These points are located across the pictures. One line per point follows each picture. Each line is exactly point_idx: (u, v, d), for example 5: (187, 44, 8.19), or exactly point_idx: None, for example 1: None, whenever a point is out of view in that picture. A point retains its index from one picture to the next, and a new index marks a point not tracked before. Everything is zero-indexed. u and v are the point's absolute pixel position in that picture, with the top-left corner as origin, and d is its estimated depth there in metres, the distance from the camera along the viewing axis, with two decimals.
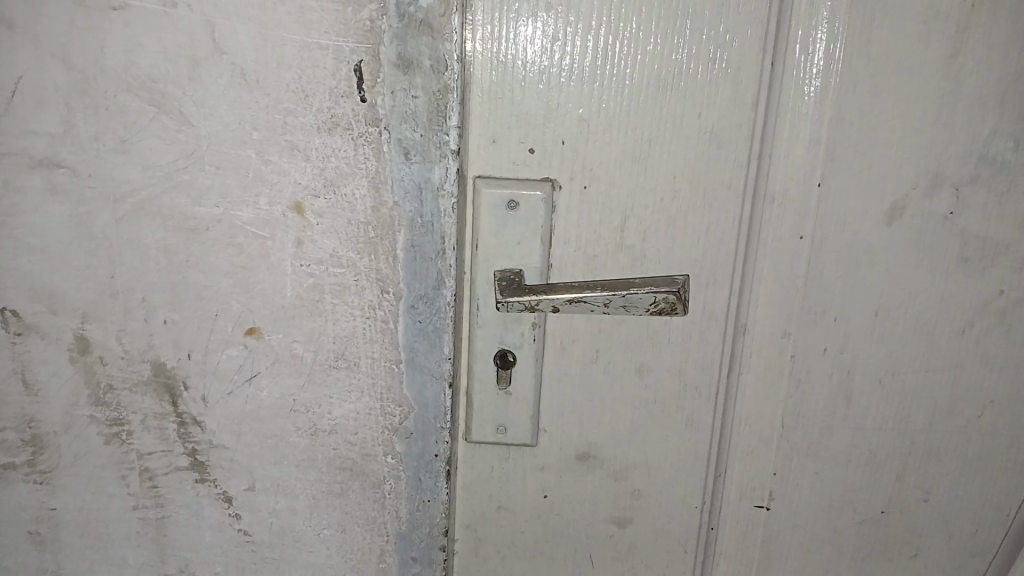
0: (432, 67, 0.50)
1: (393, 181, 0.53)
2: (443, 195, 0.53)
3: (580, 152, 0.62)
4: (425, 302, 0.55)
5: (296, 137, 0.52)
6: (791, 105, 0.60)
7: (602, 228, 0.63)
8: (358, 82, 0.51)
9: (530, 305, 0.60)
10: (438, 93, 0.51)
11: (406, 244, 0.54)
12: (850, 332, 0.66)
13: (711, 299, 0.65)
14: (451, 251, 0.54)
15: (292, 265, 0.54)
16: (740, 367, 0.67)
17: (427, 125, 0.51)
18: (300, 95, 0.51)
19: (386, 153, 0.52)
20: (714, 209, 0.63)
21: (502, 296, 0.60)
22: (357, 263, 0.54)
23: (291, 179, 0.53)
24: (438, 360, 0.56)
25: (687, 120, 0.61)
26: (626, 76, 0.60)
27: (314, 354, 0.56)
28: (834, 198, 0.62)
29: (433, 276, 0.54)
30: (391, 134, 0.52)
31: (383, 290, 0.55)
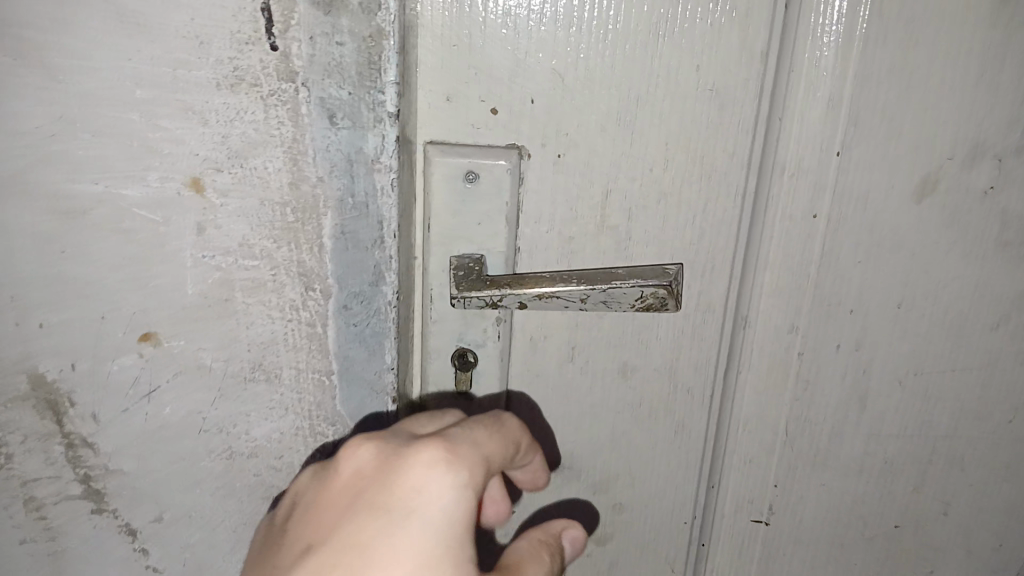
0: (359, 7, 0.40)
1: (316, 153, 0.42)
2: (378, 168, 0.43)
3: (553, 113, 0.51)
4: (359, 300, 0.45)
5: (190, 96, 0.41)
6: (808, 56, 0.50)
7: (581, 205, 0.53)
8: (267, 25, 0.40)
9: (494, 301, 0.52)
10: (368, 40, 0.41)
11: (335, 232, 0.44)
12: (869, 327, 0.56)
13: (707, 288, 0.55)
14: (391, 239, 0.44)
15: (192, 257, 0.43)
16: (740, 367, 0.57)
17: (357, 82, 0.42)
18: (193, 41, 0.40)
19: (306, 117, 0.41)
20: (713, 183, 0.53)
21: (458, 291, 0.52)
22: (275, 255, 0.44)
23: (187, 149, 0.41)
24: (377, 370, 0.47)
25: (683, 75, 0.50)
26: (609, 20, 0.49)
27: (226, 364, 0.46)
28: (856, 170, 0.52)
29: (370, 270, 0.44)
30: (311, 93, 0.41)
31: (307, 288, 0.44)
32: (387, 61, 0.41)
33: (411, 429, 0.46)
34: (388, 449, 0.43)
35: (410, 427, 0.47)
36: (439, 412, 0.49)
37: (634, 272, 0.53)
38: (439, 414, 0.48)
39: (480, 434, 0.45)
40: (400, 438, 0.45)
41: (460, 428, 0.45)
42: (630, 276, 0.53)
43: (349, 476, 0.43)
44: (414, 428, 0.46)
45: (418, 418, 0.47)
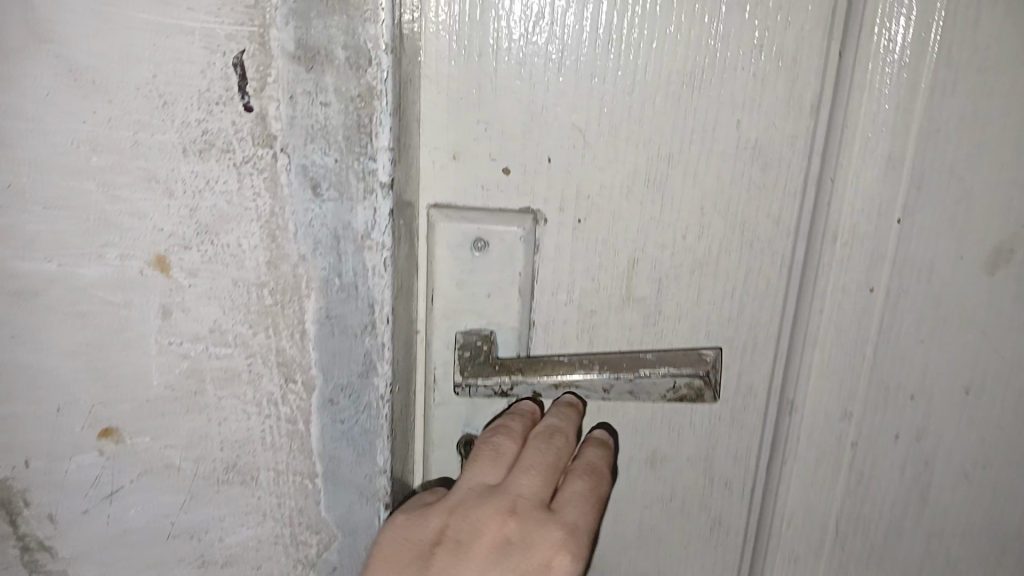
0: (347, 61, 0.34)
1: (298, 227, 0.36)
2: (369, 246, 0.36)
3: (572, 174, 0.45)
4: (348, 395, 0.39)
5: (153, 164, 0.35)
6: (865, 108, 0.43)
7: (604, 275, 0.47)
8: (241, 83, 0.35)
9: (503, 388, 0.46)
10: (357, 100, 0.34)
11: (319, 315, 0.38)
12: (932, 413, 0.49)
13: (747, 368, 0.49)
14: (383, 325, 0.38)
15: (156, 343, 0.38)
16: (784, 458, 0.50)
17: (344, 147, 0.35)
18: (156, 101, 0.35)
19: (285, 186, 0.36)
20: (755, 251, 0.46)
21: (463, 377, 0.46)
22: (250, 342, 0.38)
23: (149, 223, 0.36)
24: (368, 475, 0.40)
25: (721, 131, 0.44)
26: (637, 71, 0.43)
27: (196, 464, 0.40)
28: (918, 239, 0.46)
29: (360, 359, 0.38)
30: (292, 159, 0.35)
31: (289, 378, 0.39)
32: (379, 124, 0.35)
33: (536, 478, 0.42)
34: (522, 518, 0.41)
35: (527, 463, 0.43)
36: (550, 426, 0.44)
37: (670, 356, 0.47)
38: (551, 439, 0.43)
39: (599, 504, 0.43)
40: (527, 495, 0.42)
41: (580, 493, 0.43)
42: (663, 363, 0.47)
43: (475, 526, 0.41)
44: (535, 469, 0.43)
45: (532, 448, 0.43)
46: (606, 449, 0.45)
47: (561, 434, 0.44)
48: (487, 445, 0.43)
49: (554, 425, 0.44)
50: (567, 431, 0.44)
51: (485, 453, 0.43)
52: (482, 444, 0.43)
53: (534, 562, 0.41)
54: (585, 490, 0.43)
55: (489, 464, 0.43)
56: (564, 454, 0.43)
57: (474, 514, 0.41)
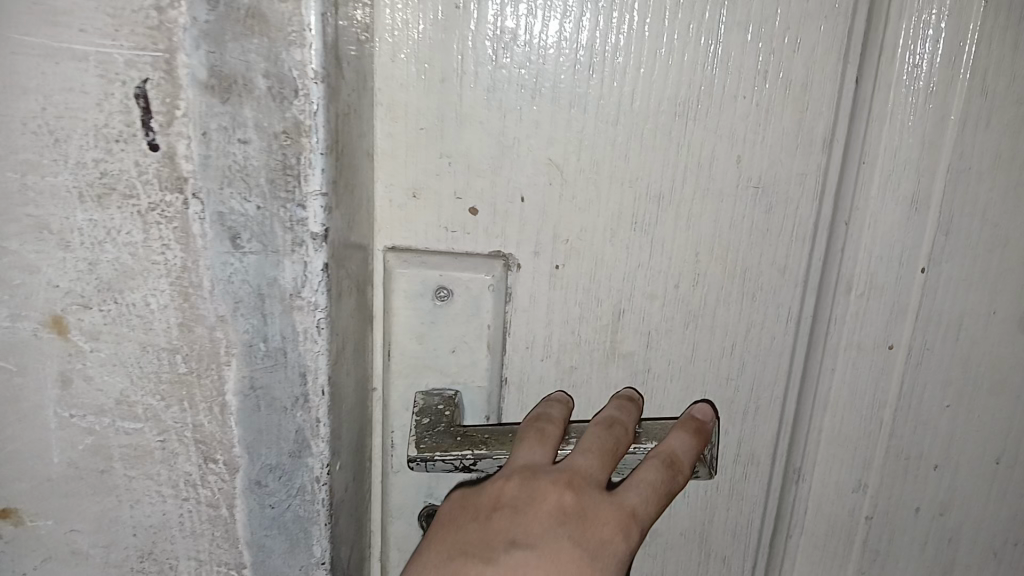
0: (270, 92, 0.29)
1: (216, 284, 0.32)
2: (299, 307, 0.33)
3: (548, 215, 0.40)
4: (277, 476, 0.36)
5: (44, 211, 0.32)
6: (884, 143, 0.37)
7: (585, 326, 0.41)
8: (146, 118, 0.30)
9: (465, 464, 0.38)
10: (282, 137, 0.30)
11: (243, 384, 0.34)
12: (958, 487, 0.43)
13: (749, 435, 0.43)
14: (318, 397, 0.34)
15: (57, 418, 0.35)
16: (790, 531, 0.45)
17: (268, 192, 0.31)
18: (46, 139, 0.31)
19: (198, 237, 0.32)
20: (758, 303, 0.41)
21: (421, 451, 0.37)
22: (163, 417, 0.35)
23: (42, 280, 0.33)
24: (304, 565, 0.37)
25: (720, 169, 0.39)
26: (621, 98, 0.37)
27: (106, 551, 0.38)
28: (943, 291, 0.40)
29: (292, 433, 0.35)
30: (207, 202, 0.31)
31: (207, 460, 0.36)
32: (309, 165, 0.31)
33: (595, 456, 0.37)
34: (579, 491, 0.36)
35: (584, 441, 0.38)
36: (607, 416, 0.39)
37: (656, 429, 0.40)
38: (612, 427, 0.38)
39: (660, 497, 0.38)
40: (586, 474, 0.36)
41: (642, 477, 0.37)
42: (652, 439, 0.40)
43: (534, 496, 0.35)
44: (593, 445, 0.37)
45: (589, 432, 0.38)
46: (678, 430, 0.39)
47: (620, 425, 0.39)
48: (535, 427, 0.39)
49: (613, 416, 0.39)
50: (627, 423, 0.39)
51: (530, 434, 0.38)
52: (527, 428, 0.39)
53: (592, 541, 0.35)
54: (649, 478, 0.37)
55: (536, 443, 0.38)
56: (625, 444, 0.38)
57: (529, 480, 0.36)
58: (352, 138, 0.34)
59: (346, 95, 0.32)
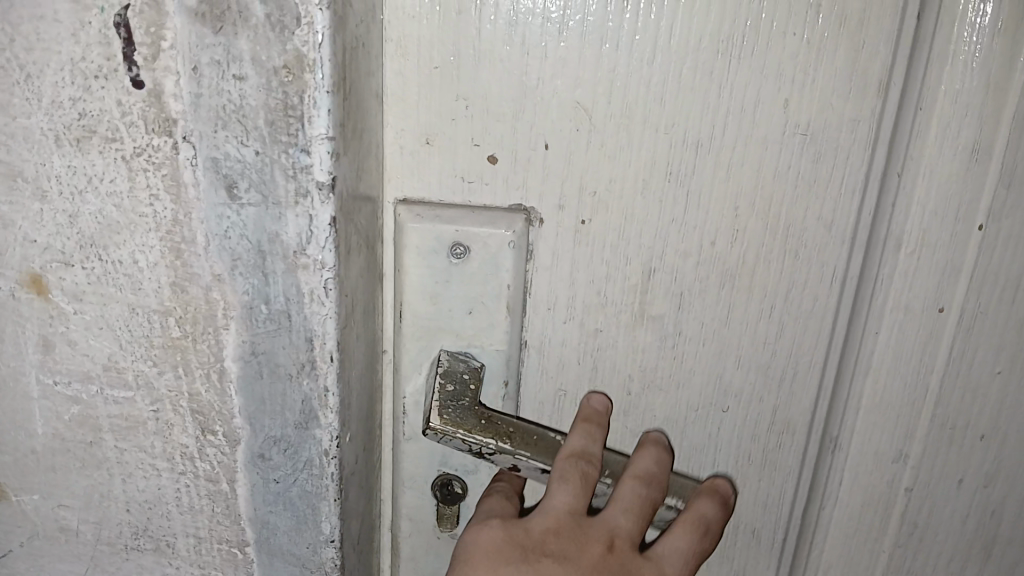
0: (268, 20, 0.26)
1: (212, 240, 0.30)
2: (303, 266, 0.30)
3: (574, 164, 0.36)
4: (283, 449, 0.33)
5: (20, 158, 0.30)
6: (941, 89, 0.34)
7: (612, 287, 0.38)
8: (126, 49, 0.28)
9: (481, 451, 0.36)
10: (282, 72, 0.27)
11: (244, 350, 0.32)
12: (1003, 461, 0.41)
13: (782, 402, 0.41)
14: (325, 365, 0.31)
15: (41, 384, 0.34)
16: (823, 502, 0.42)
17: (267, 136, 0.28)
18: (15, 74, 0.29)
19: (190, 187, 0.29)
20: (799, 262, 0.38)
21: (439, 423, 0.36)
22: (155, 386, 0.34)
23: (19, 235, 0.31)
24: (312, 544, 0.35)
25: (764, 115, 0.35)
26: (658, 36, 0.34)
27: (98, 526, 0.38)
28: (1004, 251, 0.37)
29: (298, 403, 0.32)
30: (200, 145, 0.28)
31: (203, 432, 0.34)
32: (314, 105, 0.27)
33: (635, 518, 0.37)
34: (620, 552, 0.36)
35: (623, 498, 0.37)
36: (645, 469, 0.38)
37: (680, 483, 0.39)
38: (651, 484, 0.37)
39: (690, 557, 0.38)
40: (626, 536, 0.36)
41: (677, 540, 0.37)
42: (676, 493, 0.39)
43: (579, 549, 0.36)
44: (633, 502, 0.37)
45: (627, 489, 0.37)
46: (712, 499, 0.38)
47: (659, 484, 0.37)
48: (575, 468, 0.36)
49: (652, 472, 0.38)
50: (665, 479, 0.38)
51: (572, 477, 0.36)
52: (569, 468, 0.36)
53: None
54: (686, 545, 0.37)
55: (580, 491, 0.36)
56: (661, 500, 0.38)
57: (575, 531, 0.36)
58: (361, 76, 0.30)
59: (354, 26, 0.29)
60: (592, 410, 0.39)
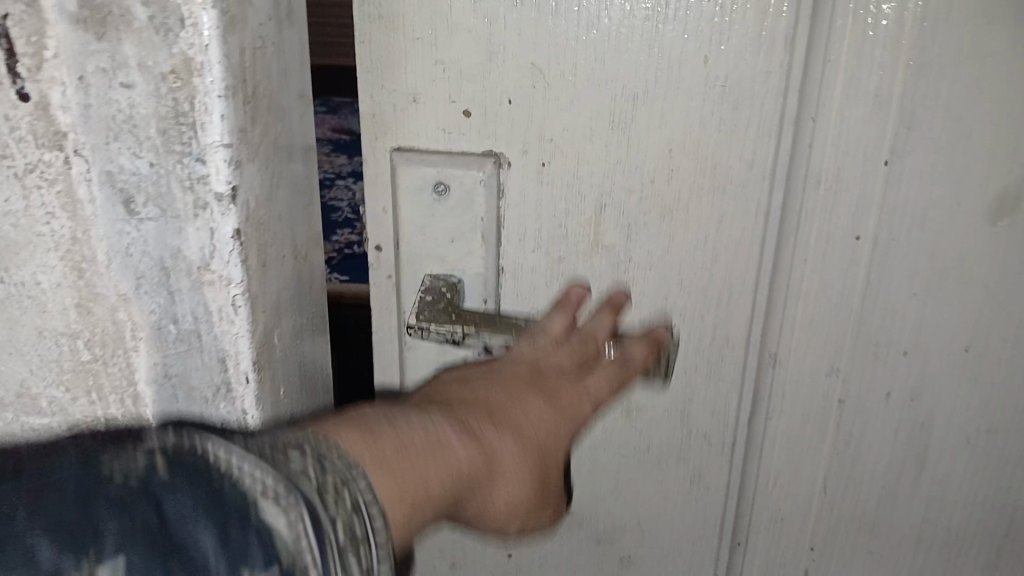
0: (152, 24, 0.34)
1: (112, 258, 0.40)
2: (207, 280, 0.39)
3: (535, 115, 0.44)
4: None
5: None
6: (843, 45, 0.40)
7: (571, 220, 0.46)
8: (12, 62, 0.36)
9: (456, 337, 0.45)
10: (172, 76, 0.34)
11: (157, 372, 0.42)
12: (927, 375, 0.46)
13: (724, 320, 0.46)
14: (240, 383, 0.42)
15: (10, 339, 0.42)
16: (766, 411, 0.48)
17: (160, 146, 0.36)
18: None
19: (86, 202, 0.38)
20: (728, 196, 0.44)
21: (417, 321, 0.45)
22: (67, 409, 0.44)
23: None
24: None
25: (689, 70, 0.41)
26: (595, 6, 0.41)
27: None
28: (908, 183, 0.42)
29: (229, 415, 0.43)
30: (94, 161, 0.37)
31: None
32: (205, 106, 0.35)
33: (562, 354, 0.45)
34: (546, 379, 0.44)
35: (554, 352, 0.45)
36: (568, 321, 0.46)
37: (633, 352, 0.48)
38: (584, 342, 0.45)
39: (615, 389, 0.46)
40: (550, 369, 0.45)
41: (603, 376, 0.46)
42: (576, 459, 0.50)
43: (503, 377, 0.44)
44: (568, 349, 0.45)
45: (560, 346, 0.45)
46: (656, 345, 0.46)
47: (592, 339, 0.46)
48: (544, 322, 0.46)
49: (587, 333, 0.46)
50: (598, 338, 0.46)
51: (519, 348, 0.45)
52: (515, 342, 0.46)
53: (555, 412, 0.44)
54: (610, 375, 0.46)
55: (524, 364, 0.45)
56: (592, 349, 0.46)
57: (502, 367, 0.44)
58: (273, 78, 0.39)
59: (254, 26, 0.36)
60: (571, 296, 0.46)
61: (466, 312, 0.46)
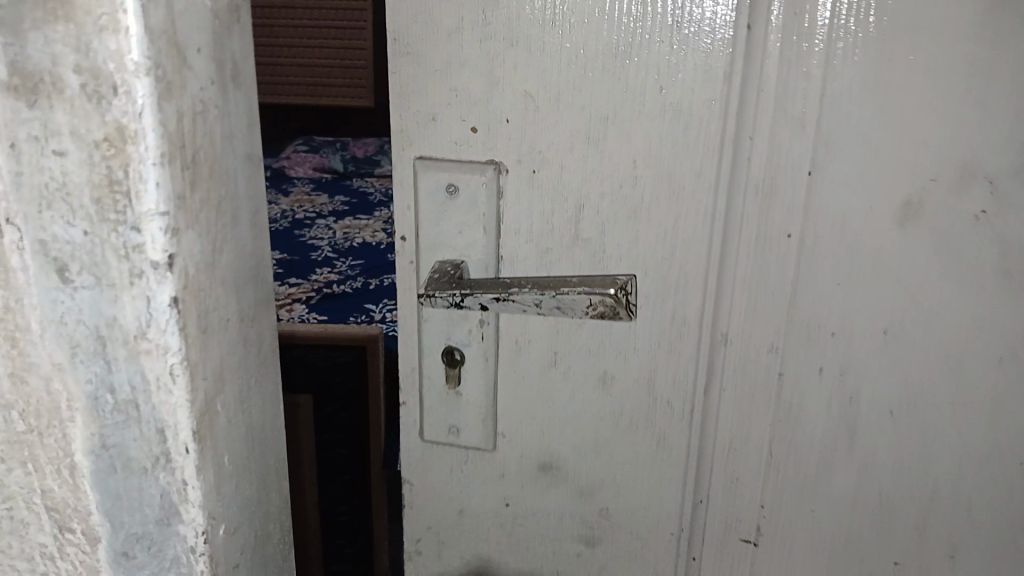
0: (82, 90, 0.34)
1: (45, 327, 0.38)
2: (143, 349, 0.38)
3: (527, 131, 0.54)
4: (143, 547, 0.42)
5: None
6: (772, 78, 0.50)
7: (556, 218, 0.56)
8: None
9: (456, 301, 0.54)
10: (104, 145, 0.35)
11: (93, 445, 0.40)
12: (854, 353, 0.54)
13: (681, 304, 0.56)
14: (179, 457, 0.40)
15: None
16: (719, 382, 0.58)
17: (94, 215, 0.36)
18: None
19: (18, 271, 0.38)
20: (682, 200, 0.53)
21: (426, 290, 0.55)
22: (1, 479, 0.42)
23: None
24: None
25: (649, 97, 0.51)
26: (574, 46, 0.51)
27: None
28: (829, 191, 0.51)
29: (156, 497, 0.41)
30: (26, 229, 0.37)
31: (61, 530, 0.42)
32: (140, 178, 0.35)
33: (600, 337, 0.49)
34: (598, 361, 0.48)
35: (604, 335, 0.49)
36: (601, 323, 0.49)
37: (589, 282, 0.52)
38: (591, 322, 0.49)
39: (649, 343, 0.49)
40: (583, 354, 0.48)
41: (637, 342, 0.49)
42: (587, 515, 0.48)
43: None
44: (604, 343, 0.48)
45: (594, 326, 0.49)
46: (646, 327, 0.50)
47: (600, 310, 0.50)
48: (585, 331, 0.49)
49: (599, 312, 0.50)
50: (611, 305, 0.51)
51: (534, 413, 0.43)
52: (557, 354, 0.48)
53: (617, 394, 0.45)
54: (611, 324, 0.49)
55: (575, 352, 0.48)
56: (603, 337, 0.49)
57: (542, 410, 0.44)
58: (221, 155, 0.40)
59: (193, 90, 0.37)
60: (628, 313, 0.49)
61: (465, 281, 0.55)
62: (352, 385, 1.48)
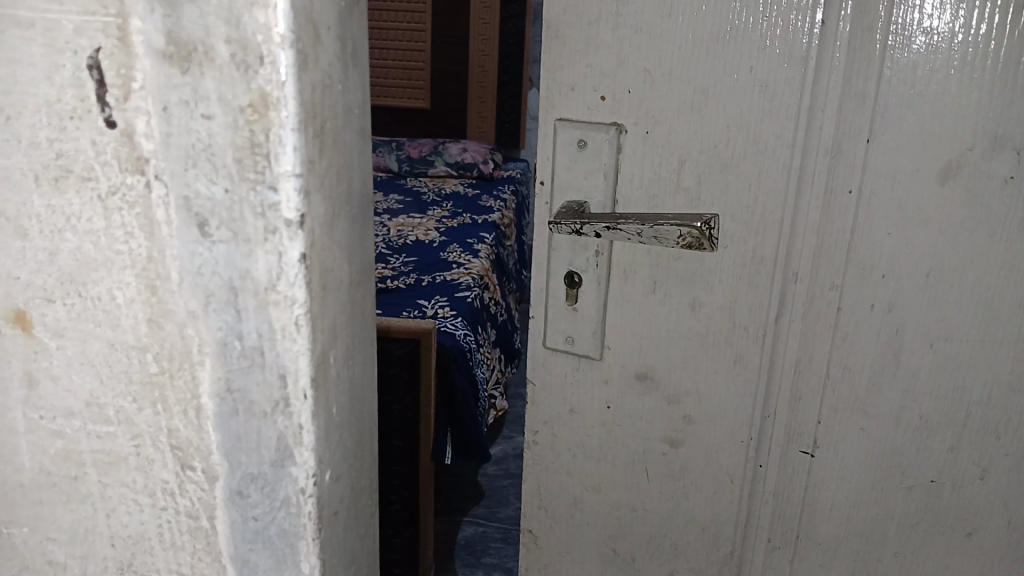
0: (234, 56, 0.48)
1: (185, 277, 0.53)
2: (272, 299, 0.52)
3: (645, 102, 0.69)
4: (258, 486, 0.57)
5: (71, 170, 0.53)
6: (844, 62, 0.63)
7: (663, 170, 0.70)
8: (102, 91, 0.50)
9: (576, 229, 0.71)
10: (249, 106, 0.48)
11: (221, 388, 0.55)
12: (899, 292, 0.66)
13: (758, 244, 0.69)
14: (301, 400, 0.54)
15: (87, 299, 0.55)
16: (788, 314, 0.71)
17: (235, 174, 0.50)
18: (57, 123, 0.52)
19: (164, 225, 0.52)
20: (764, 160, 0.67)
21: (554, 219, 0.72)
22: (132, 417, 0.58)
23: (88, 216, 0.53)
24: (292, 547, 0.58)
25: (741, 76, 0.66)
26: (682, 34, 0.67)
27: (60, 510, 0.62)
28: (885, 154, 0.64)
29: (274, 439, 0.55)
30: (173, 186, 0.51)
31: (183, 468, 0.58)
32: (281, 141, 0.49)
33: None
34: None
35: None
36: None
37: (674, 217, 0.68)
38: None
39: None
40: None
41: None
42: None
43: None
44: None
45: None
46: None
47: None
48: None
49: None
50: None
51: None
52: None
53: None
54: None
55: None
56: None
57: None
58: (317, 93, 0.50)
59: (323, 65, 0.51)
60: None
61: (586, 214, 0.72)
62: (408, 378, 1.65)
